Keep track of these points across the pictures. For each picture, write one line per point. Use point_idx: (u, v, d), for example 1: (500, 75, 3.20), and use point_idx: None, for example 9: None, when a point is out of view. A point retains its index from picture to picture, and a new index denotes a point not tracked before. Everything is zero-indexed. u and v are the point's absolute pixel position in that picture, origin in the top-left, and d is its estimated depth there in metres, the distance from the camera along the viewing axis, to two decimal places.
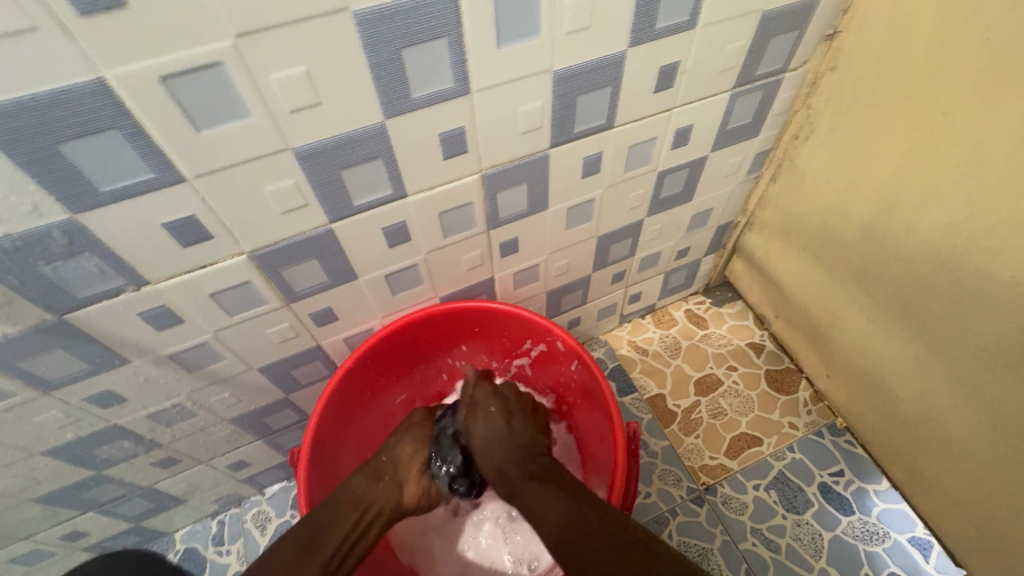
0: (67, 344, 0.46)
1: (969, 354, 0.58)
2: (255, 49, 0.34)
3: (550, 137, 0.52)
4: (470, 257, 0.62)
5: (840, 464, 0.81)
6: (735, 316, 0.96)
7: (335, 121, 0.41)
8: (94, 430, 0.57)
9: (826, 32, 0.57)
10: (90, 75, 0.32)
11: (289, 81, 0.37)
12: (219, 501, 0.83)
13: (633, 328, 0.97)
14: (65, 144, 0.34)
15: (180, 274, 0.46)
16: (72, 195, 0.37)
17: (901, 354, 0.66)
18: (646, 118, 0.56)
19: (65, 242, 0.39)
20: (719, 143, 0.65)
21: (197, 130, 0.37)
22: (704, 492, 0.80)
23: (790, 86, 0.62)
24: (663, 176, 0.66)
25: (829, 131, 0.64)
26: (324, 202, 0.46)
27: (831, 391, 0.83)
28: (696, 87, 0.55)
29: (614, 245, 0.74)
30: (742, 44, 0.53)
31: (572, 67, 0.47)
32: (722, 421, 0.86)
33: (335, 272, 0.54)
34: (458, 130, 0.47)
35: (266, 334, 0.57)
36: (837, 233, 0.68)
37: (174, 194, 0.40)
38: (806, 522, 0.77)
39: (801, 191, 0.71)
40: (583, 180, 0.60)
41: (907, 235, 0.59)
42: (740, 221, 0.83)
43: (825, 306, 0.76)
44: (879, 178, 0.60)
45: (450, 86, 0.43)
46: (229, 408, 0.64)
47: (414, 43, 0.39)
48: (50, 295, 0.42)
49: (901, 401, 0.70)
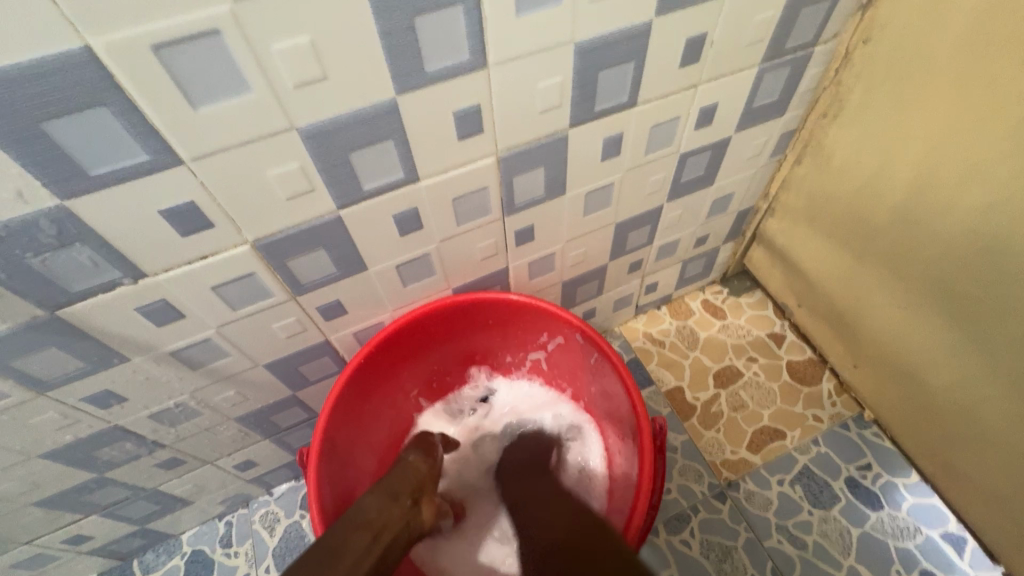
0: (62, 342, 0.44)
1: (1012, 342, 0.55)
2: (255, 15, 0.31)
3: (570, 116, 0.49)
4: (483, 247, 0.59)
5: (868, 458, 0.78)
6: (754, 305, 0.93)
7: (342, 97, 0.38)
8: (93, 432, 0.55)
9: (861, 0, 0.53)
10: (73, 43, 0.29)
11: (292, 52, 0.34)
12: (227, 502, 0.81)
13: (649, 319, 0.94)
14: (49, 123, 0.31)
15: (179, 266, 0.43)
16: (60, 179, 0.34)
17: (936, 343, 0.63)
18: (670, 96, 0.53)
19: (55, 231, 0.36)
20: (744, 122, 0.62)
21: (193, 107, 0.34)
22: (727, 488, 0.78)
23: (820, 60, 0.58)
24: (685, 159, 0.63)
25: (860, 108, 0.60)
26: (331, 187, 0.43)
27: (857, 382, 0.80)
28: (723, 62, 0.52)
29: (632, 233, 0.71)
30: (773, 14, 0.50)
31: (595, 38, 0.43)
32: (743, 414, 0.83)
33: (343, 263, 0.51)
34: (474, 108, 0.44)
35: (272, 329, 0.54)
36: (867, 217, 0.65)
37: (171, 178, 0.37)
38: (833, 518, 0.74)
39: (828, 174, 0.68)
40: (602, 163, 0.56)
41: (946, 216, 0.56)
42: (761, 207, 0.80)
43: (852, 294, 0.72)
44: (915, 156, 0.57)
45: (465, 60, 0.40)
46: (234, 407, 0.62)
47: (428, 11, 0.36)
48: (41, 290, 0.39)
49: (935, 392, 0.66)
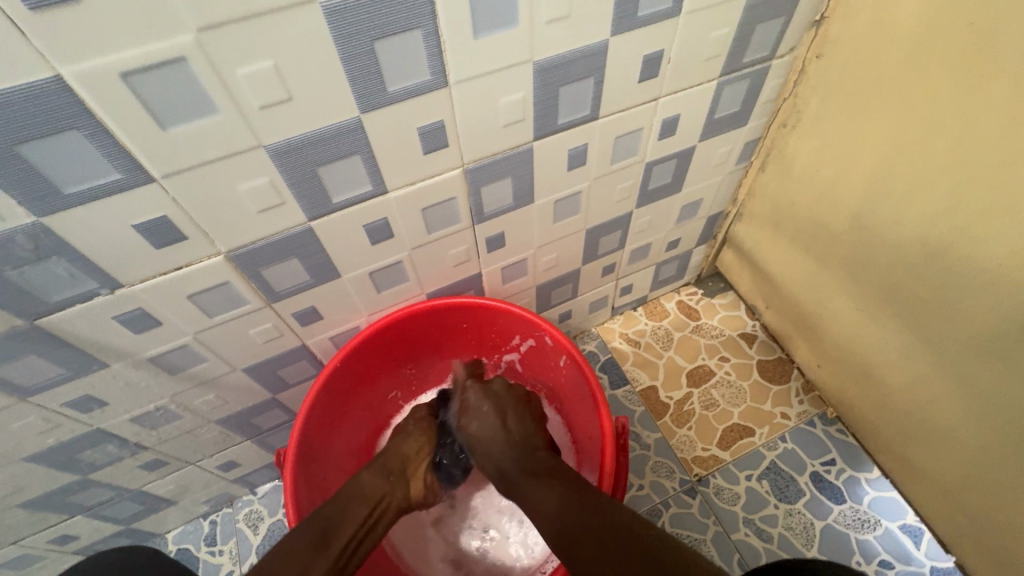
0: (42, 349, 0.45)
1: (958, 342, 0.57)
2: (220, 43, 0.33)
3: (534, 129, 0.51)
4: (455, 253, 0.61)
5: (832, 453, 0.81)
6: (726, 306, 0.96)
7: (307, 115, 0.39)
8: (76, 435, 0.56)
9: (814, 17, 0.56)
10: (45, 73, 0.30)
11: (257, 76, 0.36)
12: (211, 502, 0.83)
13: (625, 320, 0.96)
14: (24, 146, 0.33)
15: (155, 276, 0.45)
16: (35, 198, 0.36)
17: (890, 343, 0.66)
18: (631, 109, 0.55)
19: (32, 246, 0.38)
20: (707, 133, 0.64)
21: (162, 129, 0.35)
22: (696, 483, 0.80)
23: (778, 73, 0.61)
24: (651, 168, 0.65)
25: (817, 119, 0.63)
26: (301, 200, 0.45)
27: (821, 381, 0.83)
28: (682, 77, 0.54)
29: (603, 238, 0.74)
30: (728, 31, 0.52)
31: (553, 57, 0.45)
32: (714, 412, 0.86)
33: (316, 270, 0.53)
34: (438, 124, 0.46)
35: (249, 334, 0.56)
36: (825, 223, 0.68)
37: (144, 195, 0.39)
38: (798, 511, 0.77)
39: (790, 181, 0.70)
40: (569, 172, 0.59)
41: (895, 224, 0.58)
42: (730, 212, 0.82)
43: (814, 296, 0.75)
44: (866, 166, 0.59)
45: (427, 79, 0.42)
46: (214, 410, 0.64)
47: (388, 36, 0.38)
48: (20, 301, 0.41)
49: (891, 390, 0.69)
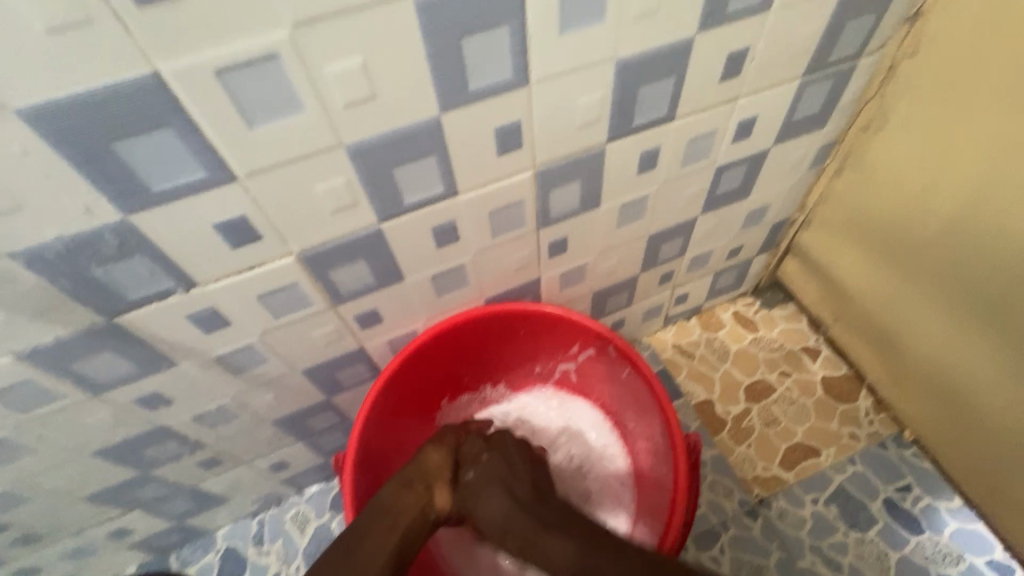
0: (117, 346, 0.46)
1: None
2: (312, 40, 0.32)
3: (608, 130, 0.49)
4: (517, 258, 0.60)
5: (907, 479, 0.75)
6: (787, 318, 0.91)
7: (389, 114, 0.38)
8: (141, 432, 0.57)
9: (910, 11, 0.52)
10: (144, 69, 0.30)
11: (345, 74, 0.35)
12: (260, 501, 0.83)
13: (678, 330, 0.93)
14: (118, 143, 0.33)
15: (228, 276, 0.45)
16: (124, 195, 0.35)
17: (984, 363, 0.61)
18: (709, 109, 0.52)
19: (117, 244, 0.38)
20: (784, 135, 0.61)
21: (250, 127, 0.35)
22: (758, 505, 0.76)
23: (864, 72, 0.57)
24: (722, 172, 0.62)
25: (905, 121, 0.59)
26: (374, 201, 0.44)
27: (897, 401, 0.77)
28: (765, 75, 0.51)
29: (664, 244, 0.71)
30: (817, 27, 0.49)
31: (636, 55, 0.43)
32: (776, 430, 0.81)
33: (381, 273, 0.52)
34: (514, 124, 0.44)
35: (310, 336, 0.55)
36: (910, 232, 0.63)
37: (225, 194, 0.38)
38: (870, 540, 0.72)
39: (869, 188, 0.66)
40: (638, 175, 0.56)
41: (999, 233, 0.54)
42: (797, 219, 0.78)
43: (892, 310, 0.70)
44: (965, 171, 0.55)
45: (509, 78, 0.40)
46: (271, 410, 0.64)
47: (474, 32, 0.37)
48: (100, 298, 0.41)
49: (982, 414, 0.64)
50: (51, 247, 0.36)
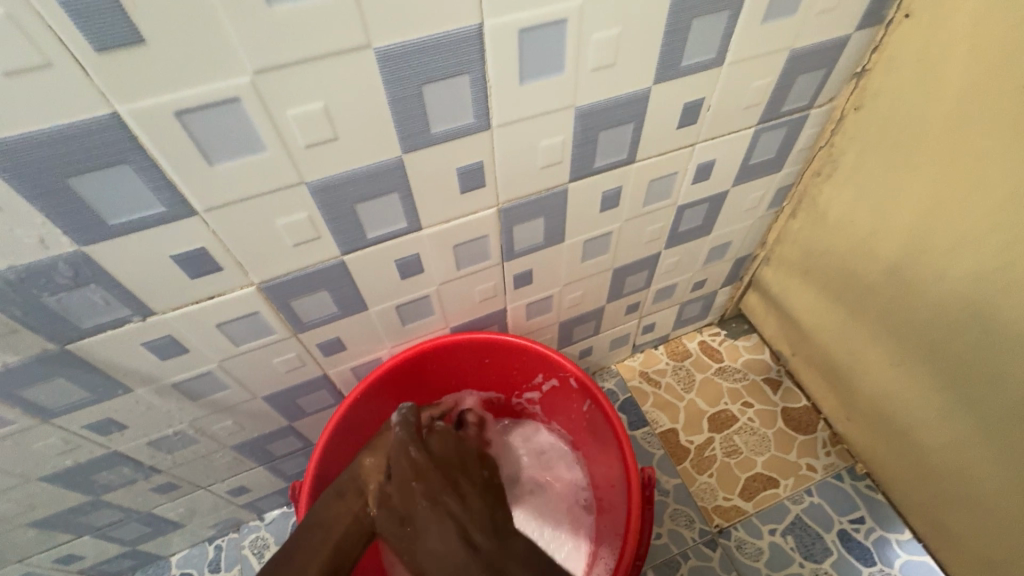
0: (69, 373, 0.45)
1: (1005, 410, 0.54)
2: (273, 85, 0.33)
3: (570, 171, 0.51)
4: (482, 289, 0.61)
5: (861, 511, 0.77)
6: (750, 349, 0.93)
7: (351, 154, 0.39)
8: (92, 457, 0.56)
9: (854, 69, 0.55)
10: (104, 110, 0.31)
11: (307, 117, 0.36)
12: (218, 526, 0.82)
13: (645, 358, 0.94)
14: (75, 179, 0.33)
15: (187, 305, 0.45)
16: (80, 228, 0.36)
17: (927, 403, 0.63)
18: (669, 153, 0.55)
19: (71, 274, 0.38)
20: (741, 177, 0.63)
21: (210, 164, 0.36)
22: (718, 535, 0.77)
23: (815, 123, 0.60)
24: (683, 211, 0.64)
25: (853, 170, 0.62)
26: (337, 235, 0.45)
27: (851, 434, 0.80)
28: (721, 123, 0.54)
29: (629, 277, 0.73)
30: (769, 81, 0.52)
31: (595, 103, 0.45)
32: (737, 460, 0.83)
33: (344, 303, 0.52)
34: (477, 164, 0.46)
35: (272, 363, 0.55)
36: (860, 274, 0.66)
37: (185, 226, 0.39)
38: (825, 572, 0.74)
39: (822, 228, 0.69)
40: (601, 214, 0.58)
41: (936, 279, 0.56)
42: (758, 255, 0.81)
43: (845, 347, 0.73)
44: (905, 221, 0.58)
45: (470, 122, 0.42)
46: (231, 435, 0.63)
47: (436, 80, 0.38)
48: (52, 326, 0.41)
49: (927, 452, 0.66)
50: (3, 276, 0.36)
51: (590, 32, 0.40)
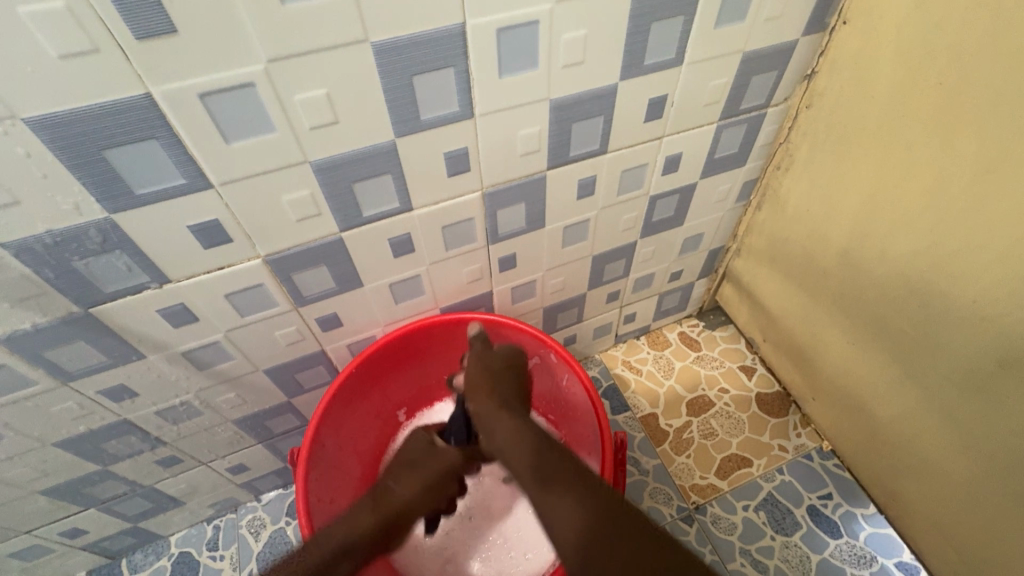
0: (90, 336, 0.50)
1: (941, 376, 0.60)
2: (282, 72, 0.39)
3: (547, 160, 0.56)
4: (470, 271, 0.66)
5: (829, 487, 0.82)
6: (727, 339, 0.99)
7: (350, 136, 0.45)
8: (104, 424, 0.60)
9: (804, 72, 0.62)
10: (139, 90, 0.36)
11: (311, 102, 0.41)
12: (216, 505, 0.85)
13: (628, 348, 0.99)
14: (109, 151, 0.38)
15: (199, 274, 0.50)
16: (110, 196, 0.41)
17: (881, 377, 0.68)
18: (638, 145, 0.60)
19: (100, 239, 0.43)
20: (708, 171, 0.69)
21: (226, 142, 0.41)
22: (694, 511, 0.81)
23: (772, 120, 0.66)
24: (656, 201, 0.70)
25: (806, 163, 0.68)
26: (336, 212, 0.50)
27: (817, 414, 0.85)
28: (684, 119, 0.60)
29: (608, 265, 0.78)
30: (725, 81, 0.58)
31: (568, 96, 0.51)
32: (713, 441, 0.87)
33: (342, 279, 0.57)
34: (462, 150, 0.51)
35: (274, 336, 0.60)
36: (816, 259, 0.72)
37: (201, 199, 0.44)
38: (794, 544, 0.78)
39: (782, 219, 0.75)
40: (578, 201, 0.64)
41: (881, 260, 0.62)
42: (730, 247, 0.87)
43: (808, 330, 0.78)
44: (852, 209, 0.64)
45: (455, 111, 0.47)
46: (233, 409, 0.67)
47: (424, 72, 0.43)
48: (79, 288, 0.46)
49: (882, 424, 0.71)
50: (40, 240, 0.41)
51: (560, 33, 0.46)
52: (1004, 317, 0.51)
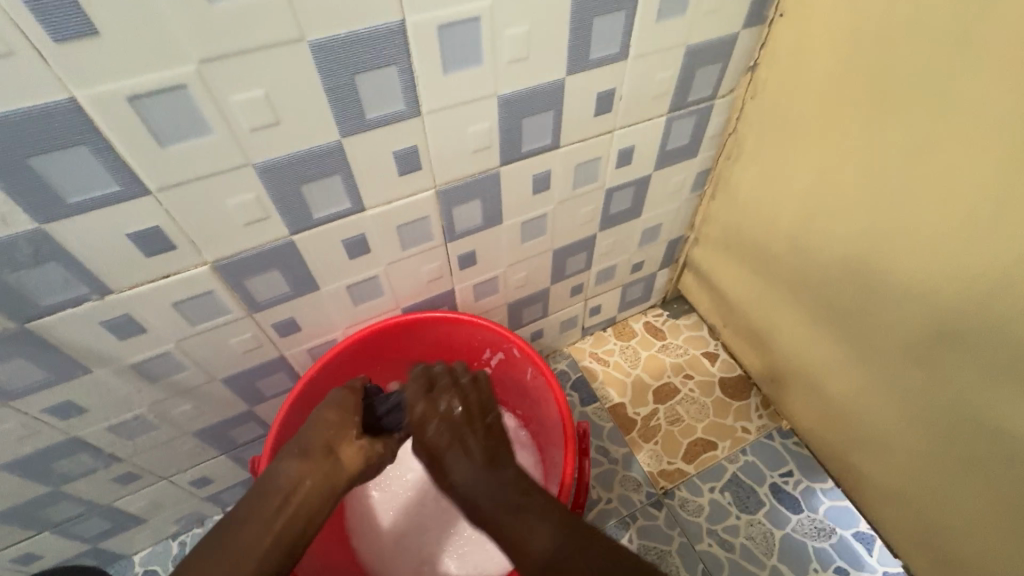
0: (29, 353, 0.48)
1: (884, 351, 0.63)
2: (216, 73, 0.38)
3: (500, 156, 0.57)
4: (429, 269, 0.65)
5: (789, 465, 0.85)
6: (690, 327, 1.01)
7: (293, 137, 0.44)
8: (52, 443, 0.57)
9: (748, 63, 0.63)
10: (62, 95, 0.35)
11: (249, 103, 0.40)
12: (181, 521, 0.83)
13: (595, 340, 1.01)
14: (34, 158, 0.37)
15: (144, 284, 0.48)
16: (39, 206, 0.39)
17: (830, 355, 0.71)
18: (590, 139, 0.61)
19: (32, 251, 0.41)
20: (661, 162, 0.71)
21: (161, 146, 0.40)
22: (663, 496, 0.83)
23: (720, 111, 0.68)
24: (611, 194, 0.71)
25: (754, 152, 0.70)
26: (284, 215, 0.49)
27: (776, 395, 0.88)
28: (634, 113, 0.61)
29: (569, 259, 0.79)
30: (671, 74, 0.59)
31: (515, 92, 0.51)
32: (679, 427, 0.89)
33: (296, 282, 0.56)
34: (412, 148, 0.51)
35: (229, 344, 0.59)
36: (767, 245, 0.74)
37: (139, 206, 0.43)
38: (759, 521, 0.80)
39: (735, 208, 0.77)
40: (534, 196, 0.64)
41: (824, 244, 0.65)
42: (688, 237, 0.89)
43: (763, 314, 0.81)
44: (797, 195, 0.66)
45: (401, 109, 0.47)
46: (191, 421, 0.65)
47: (366, 70, 0.43)
48: (12, 303, 0.44)
49: (835, 400, 0.74)
50: None
51: (503, 28, 0.46)
52: (937, 292, 0.54)
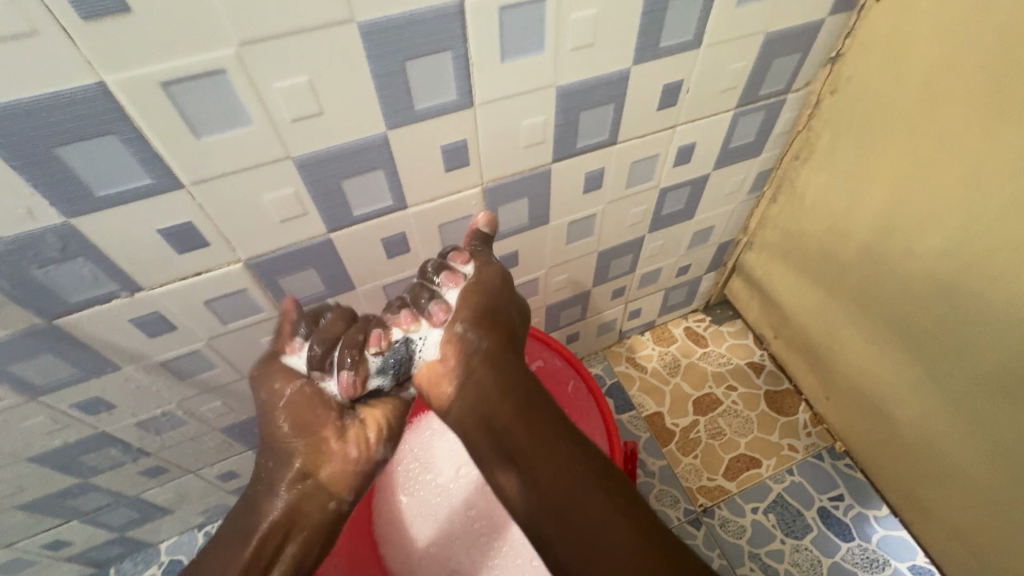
0: (57, 349, 0.46)
1: (967, 379, 0.57)
2: (257, 57, 0.34)
3: (553, 151, 0.52)
4: None
5: (840, 488, 0.79)
6: (734, 335, 0.95)
7: (336, 129, 0.40)
8: (81, 437, 0.56)
9: (830, 54, 0.57)
10: (92, 79, 0.31)
11: (292, 90, 0.37)
12: (207, 512, 0.82)
13: (632, 344, 0.96)
14: (61, 148, 0.34)
15: (175, 281, 0.45)
16: (68, 199, 0.36)
17: (898, 378, 0.66)
18: (650, 136, 0.56)
19: (60, 246, 0.39)
20: (723, 161, 0.65)
21: (196, 136, 0.36)
22: (701, 514, 0.79)
23: (792, 107, 0.62)
24: (666, 194, 0.66)
25: (827, 153, 0.64)
26: (323, 211, 0.46)
27: (830, 414, 0.82)
28: (700, 107, 0.55)
29: (614, 261, 0.74)
30: (744, 65, 0.53)
31: (576, 83, 0.47)
32: (720, 441, 0.85)
33: (332, 282, 0.53)
34: (460, 142, 0.46)
35: (260, 343, 0.56)
36: (835, 254, 0.68)
37: (172, 200, 0.39)
38: (805, 547, 0.75)
39: (800, 211, 0.71)
40: (585, 195, 0.59)
41: (905, 257, 0.59)
42: (740, 240, 0.83)
43: (823, 327, 0.75)
44: (876, 202, 0.60)
45: (453, 99, 0.43)
46: (219, 418, 0.63)
47: (418, 56, 0.39)
48: (40, 299, 0.42)
49: (900, 425, 0.69)
50: None
51: (569, 11, 0.41)
52: None
